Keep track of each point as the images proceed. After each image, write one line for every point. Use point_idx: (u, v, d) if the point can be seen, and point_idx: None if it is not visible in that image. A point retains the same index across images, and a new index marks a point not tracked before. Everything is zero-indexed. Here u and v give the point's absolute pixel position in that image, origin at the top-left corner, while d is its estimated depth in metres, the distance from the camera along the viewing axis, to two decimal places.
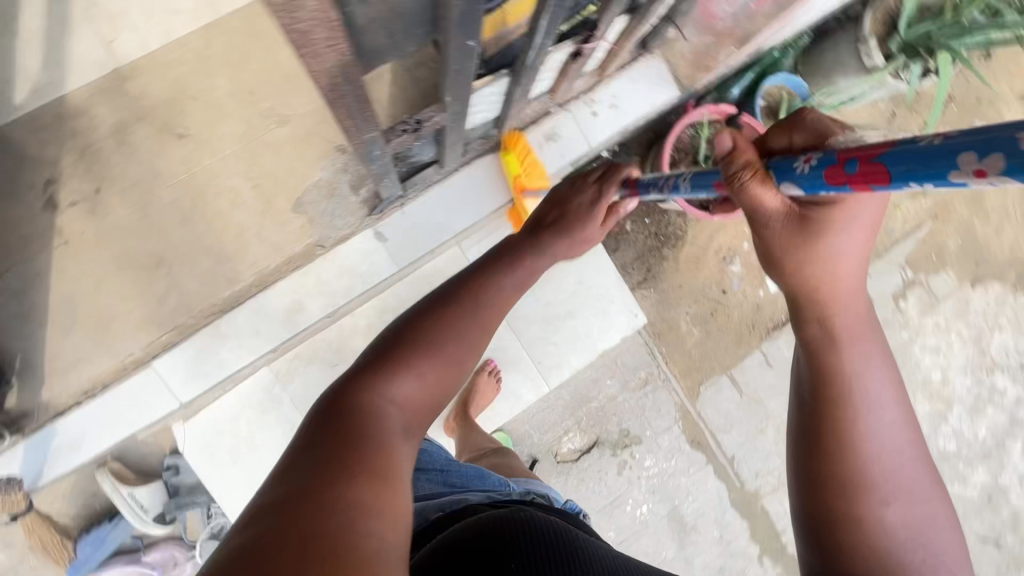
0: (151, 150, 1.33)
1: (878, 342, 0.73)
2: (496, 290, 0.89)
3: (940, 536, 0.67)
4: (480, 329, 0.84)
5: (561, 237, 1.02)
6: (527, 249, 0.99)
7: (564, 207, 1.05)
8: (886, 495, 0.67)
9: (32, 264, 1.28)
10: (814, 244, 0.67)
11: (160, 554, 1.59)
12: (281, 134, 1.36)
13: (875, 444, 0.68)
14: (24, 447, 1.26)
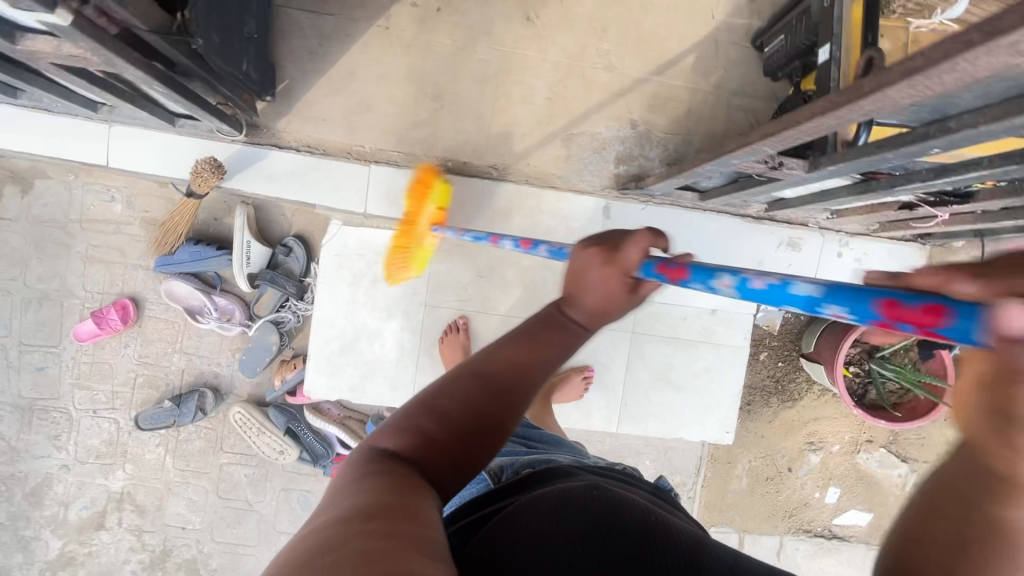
0: (500, 9, 1.38)
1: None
2: (504, 365, 0.73)
3: None
4: (503, 395, 0.71)
5: (596, 320, 0.78)
6: (540, 330, 0.77)
7: (578, 287, 0.77)
8: None
9: (347, 24, 1.34)
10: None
11: (223, 303, 1.66)
12: (601, 77, 1.41)
13: None
14: (237, 151, 1.33)
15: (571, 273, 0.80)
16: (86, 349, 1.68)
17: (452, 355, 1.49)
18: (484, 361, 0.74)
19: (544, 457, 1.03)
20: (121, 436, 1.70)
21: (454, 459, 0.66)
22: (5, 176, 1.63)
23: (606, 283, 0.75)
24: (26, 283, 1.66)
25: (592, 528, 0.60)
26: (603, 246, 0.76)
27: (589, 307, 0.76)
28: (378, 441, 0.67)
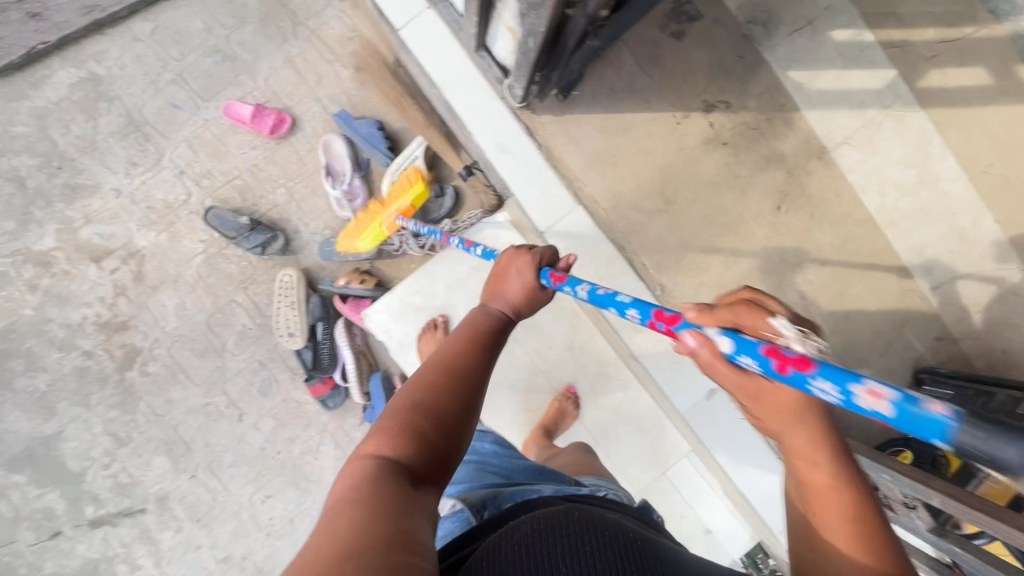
0: (765, 183, 1.45)
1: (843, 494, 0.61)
2: (475, 363, 0.74)
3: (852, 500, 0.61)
4: (467, 383, 0.71)
5: (518, 311, 0.87)
6: (476, 322, 0.82)
7: (502, 285, 0.88)
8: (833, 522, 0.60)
9: (654, 94, 1.40)
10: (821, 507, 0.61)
11: (356, 185, 1.64)
12: (790, 295, 1.47)
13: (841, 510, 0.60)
14: (496, 109, 1.36)
15: (497, 271, 0.92)
16: (222, 122, 1.66)
17: (429, 353, 1.46)
18: (462, 359, 0.74)
19: (523, 488, 0.89)
20: (181, 209, 1.66)
21: (433, 462, 0.63)
22: None
23: (527, 277, 0.87)
24: (227, 36, 1.66)
25: (601, 546, 0.57)
26: (523, 254, 0.90)
27: (511, 296, 0.87)
28: (370, 445, 0.63)
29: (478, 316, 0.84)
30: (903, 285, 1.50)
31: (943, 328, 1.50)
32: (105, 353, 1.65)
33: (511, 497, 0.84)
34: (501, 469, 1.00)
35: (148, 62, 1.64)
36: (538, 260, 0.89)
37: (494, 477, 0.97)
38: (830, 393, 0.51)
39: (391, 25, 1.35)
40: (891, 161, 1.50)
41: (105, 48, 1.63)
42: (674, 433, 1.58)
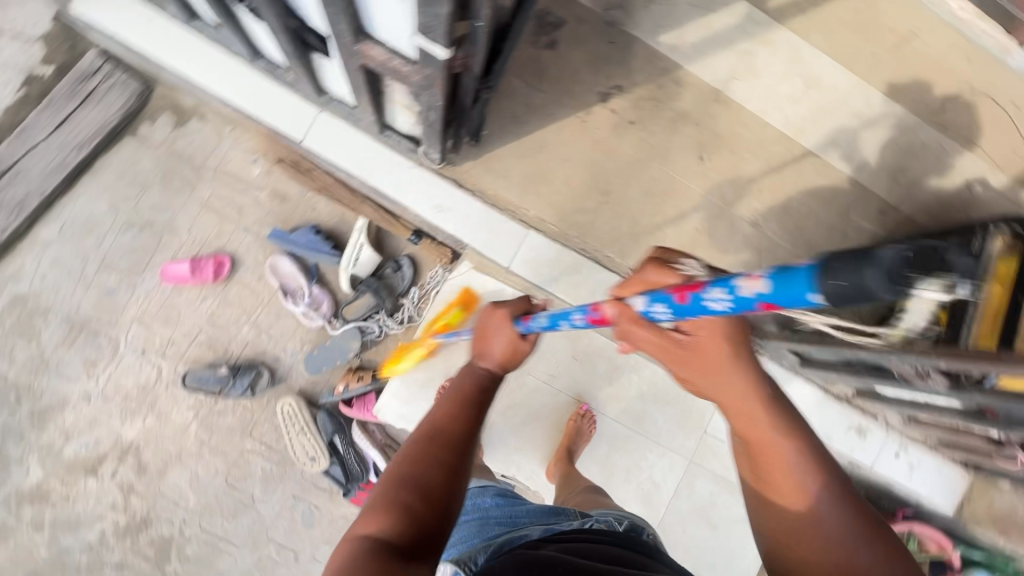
0: (681, 141, 1.55)
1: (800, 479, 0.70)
2: (457, 427, 0.81)
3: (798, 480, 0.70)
4: (448, 447, 0.78)
5: (502, 367, 0.94)
6: (457, 386, 0.89)
7: (488, 338, 0.94)
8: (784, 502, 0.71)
9: (553, 104, 1.48)
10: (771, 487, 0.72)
11: (317, 293, 1.65)
12: (745, 228, 1.56)
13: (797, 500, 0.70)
14: (419, 176, 1.40)
15: (482, 326, 0.98)
16: (164, 288, 1.64)
17: None
18: (441, 424, 0.80)
19: (511, 535, 0.84)
20: (157, 386, 1.62)
21: (422, 534, 0.69)
22: (167, 104, 1.67)
23: (507, 336, 0.93)
24: (136, 206, 1.65)
25: None
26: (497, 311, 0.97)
27: (497, 355, 0.94)
28: (361, 528, 0.69)
29: (458, 380, 0.91)
30: (833, 179, 1.62)
31: (881, 201, 1.64)
32: (138, 557, 1.59)
33: (502, 545, 0.81)
34: (504, 517, 0.96)
35: (68, 261, 1.61)
36: (514, 310, 0.96)
37: (498, 528, 0.93)
38: (722, 300, 0.61)
39: (292, 140, 1.38)
40: (777, 78, 1.62)
41: (20, 265, 1.59)
42: (700, 393, 1.63)
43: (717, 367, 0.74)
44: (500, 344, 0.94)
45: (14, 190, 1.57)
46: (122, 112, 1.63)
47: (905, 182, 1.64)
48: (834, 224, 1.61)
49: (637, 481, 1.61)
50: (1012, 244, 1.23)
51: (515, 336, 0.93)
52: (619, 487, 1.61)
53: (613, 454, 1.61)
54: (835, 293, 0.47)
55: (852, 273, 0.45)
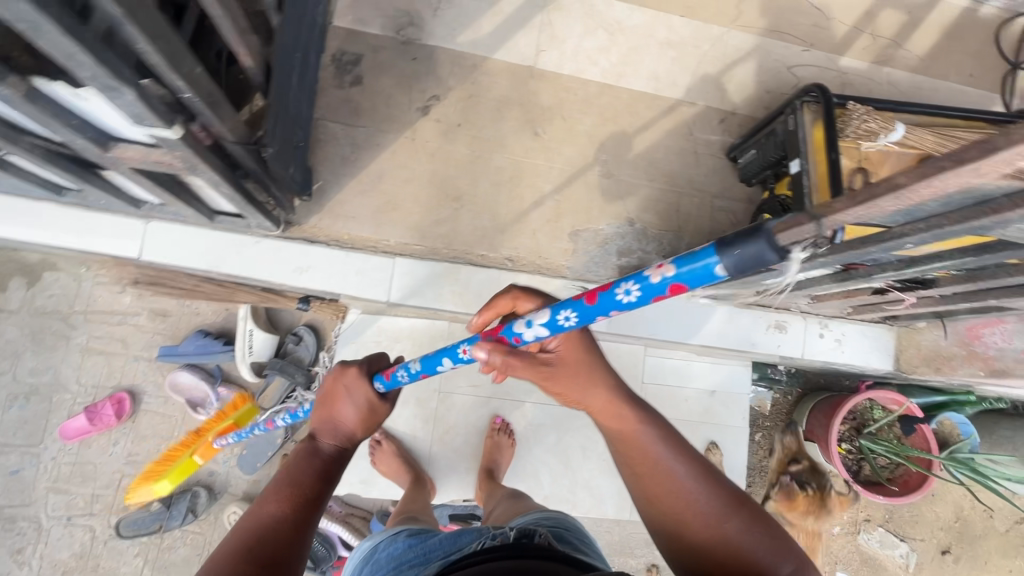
0: (512, 125, 1.59)
1: (664, 447, 0.88)
2: (279, 524, 0.78)
3: (661, 448, 0.88)
4: (292, 540, 0.77)
5: (352, 433, 0.98)
6: (302, 469, 0.88)
7: (335, 411, 0.99)
8: (660, 474, 0.86)
9: (378, 135, 1.50)
10: (645, 464, 0.88)
11: (225, 393, 1.63)
12: (602, 181, 1.60)
13: (669, 467, 0.86)
14: (268, 247, 1.39)
15: (328, 394, 1.02)
16: (70, 447, 1.58)
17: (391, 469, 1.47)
18: (278, 524, 0.78)
19: None
20: (96, 547, 1.54)
21: None
22: (14, 268, 1.62)
23: (357, 400, 1.00)
24: (15, 377, 1.59)
25: None
26: (347, 371, 1.03)
27: (348, 421, 0.99)
28: None
29: (297, 463, 0.89)
30: (666, 109, 1.69)
31: (715, 113, 1.71)
32: None
33: None
34: (415, 556, 0.91)
35: None
36: (367, 369, 1.05)
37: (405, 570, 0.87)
38: (632, 290, 0.67)
39: (131, 258, 1.36)
40: (581, 37, 1.68)
41: None
42: (622, 348, 1.64)
43: (581, 381, 0.93)
44: (347, 408, 1.00)
45: None
46: None
47: (729, 90, 1.73)
48: (682, 149, 1.67)
49: (596, 453, 1.60)
50: (819, 109, 1.29)
51: (365, 399, 1.01)
52: (581, 466, 1.60)
53: (563, 437, 1.61)
54: (736, 268, 0.58)
55: (748, 244, 0.56)
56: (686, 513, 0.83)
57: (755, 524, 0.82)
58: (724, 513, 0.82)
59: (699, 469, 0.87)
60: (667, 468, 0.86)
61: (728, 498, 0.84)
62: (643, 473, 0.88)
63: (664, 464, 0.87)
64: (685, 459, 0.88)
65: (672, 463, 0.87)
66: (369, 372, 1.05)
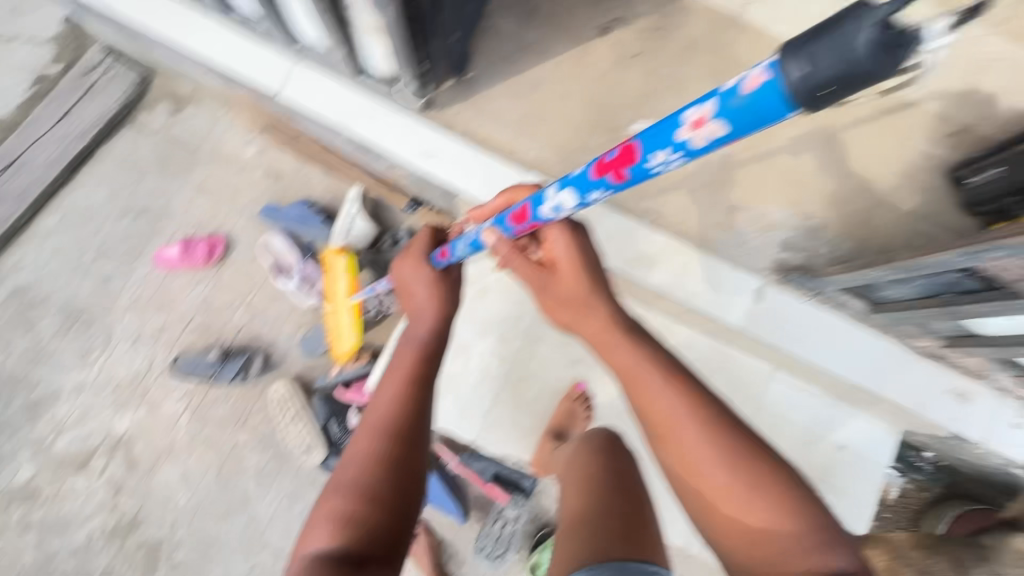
0: (698, 70, 1.37)
1: (673, 389, 0.74)
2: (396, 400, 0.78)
3: (664, 390, 0.74)
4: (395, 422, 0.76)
5: (431, 306, 0.94)
6: (399, 354, 0.88)
7: (412, 301, 0.97)
8: (661, 423, 0.74)
9: (549, 42, 1.35)
10: (643, 398, 0.75)
11: (310, 269, 1.54)
12: (784, 160, 1.33)
13: (672, 410, 0.73)
14: (404, 121, 1.28)
15: (401, 284, 1.01)
16: (158, 273, 1.58)
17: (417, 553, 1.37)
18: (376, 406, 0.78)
19: None
20: (149, 376, 1.53)
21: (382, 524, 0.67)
22: (165, 93, 1.66)
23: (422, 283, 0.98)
24: (133, 193, 1.62)
25: None
26: (410, 256, 1.01)
27: (419, 305, 0.96)
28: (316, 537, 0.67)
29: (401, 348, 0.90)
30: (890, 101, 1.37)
31: (954, 123, 1.35)
32: (125, 564, 1.46)
33: None
34: None
35: (68, 250, 1.58)
36: (426, 254, 1.02)
37: None
38: (669, 157, 0.53)
39: (266, 93, 1.28)
40: None
41: (20, 258, 1.57)
42: (745, 359, 1.39)
43: (569, 300, 0.85)
44: (418, 293, 0.97)
45: (19, 182, 1.57)
46: (121, 102, 1.62)
47: (982, 99, 1.35)
48: (896, 153, 1.35)
49: None
50: None
51: (430, 278, 0.98)
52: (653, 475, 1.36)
53: None
54: (814, 85, 0.39)
55: (821, 58, 0.38)
56: (705, 484, 0.70)
57: (806, 501, 0.67)
58: (753, 488, 0.68)
59: (721, 433, 0.71)
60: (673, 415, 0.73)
61: (762, 469, 0.69)
62: (655, 434, 0.74)
63: (673, 411, 0.73)
64: (703, 419, 0.72)
65: (685, 410, 0.73)
66: (429, 258, 1.01)
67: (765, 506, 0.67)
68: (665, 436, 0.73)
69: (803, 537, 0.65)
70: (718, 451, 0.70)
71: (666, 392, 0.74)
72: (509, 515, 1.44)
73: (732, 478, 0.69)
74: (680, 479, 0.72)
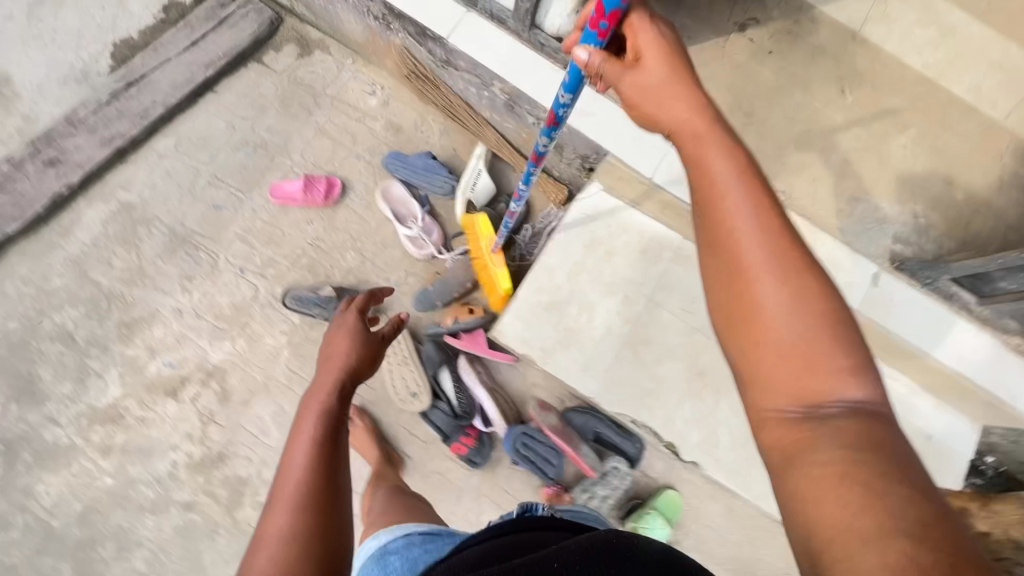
0: (820, 74, 1.49)
1: (755, 217, 0.63)
2: (311, 457, 0.77)
3: (744, 207, 0.64)
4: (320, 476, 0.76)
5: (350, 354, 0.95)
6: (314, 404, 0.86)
7: (330, 350, 0.97)
8: (735, 245, 0.63)
9: (692, 30, 1.46)
10: (721, 218, 0.65)
11: (428, 221, 1.56)
12: (895, 163, 1.46)
13: (745, 231, 0.63)
14: (566, 80, 1.33)
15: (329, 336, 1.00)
16: (271, 207, 1.57)
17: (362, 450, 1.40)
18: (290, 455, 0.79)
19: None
20: (252, 307, 1.50)
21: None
22: (293, 36, 1.69)
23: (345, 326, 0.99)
24: (253, 127, 1.62)
25: None
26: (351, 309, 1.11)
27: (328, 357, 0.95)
28: None
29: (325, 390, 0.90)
30: (980, 124, 1.53)
31: None
32: (208, 497, 1.38)
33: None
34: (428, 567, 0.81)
35: (180, 173, 1.56)
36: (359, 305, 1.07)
37: None
38: None
39: (437, 37, 1.35)
40: (914, 26, 1.58)
41: (130, 175, 1.53)
42: None
43: (657, 89, 0.74)
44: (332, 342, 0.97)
45: (140, 100, 1.55)
46: (251, 39, 1.64)
47: None
48: (987, 169, 1.50)
49: None
50: None
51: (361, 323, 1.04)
52: None
53: None
54: None
55: None
56: (756, 290, 0.61)
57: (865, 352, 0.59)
58: (810, 320, 0.59)
59: (790, 249, 0.62)
60: (745, 239, 0.63)
61: (823, 289, 0.60)
62: (722, 247, 0.64)
63: (746, 235, 0.63)
64: (776, 249, 0.62)
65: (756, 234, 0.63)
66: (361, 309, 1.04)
67: (820, 344, 0.58)
68: (739, 281, 0.62)
69: (848, 377, 0.57)
70: (782, 284, 0.60)
71: (743, 201, 0.64)
72: (598, 493, 1.45)
73: (794, 308, 0.59)
74: (726, 297, 0.63)
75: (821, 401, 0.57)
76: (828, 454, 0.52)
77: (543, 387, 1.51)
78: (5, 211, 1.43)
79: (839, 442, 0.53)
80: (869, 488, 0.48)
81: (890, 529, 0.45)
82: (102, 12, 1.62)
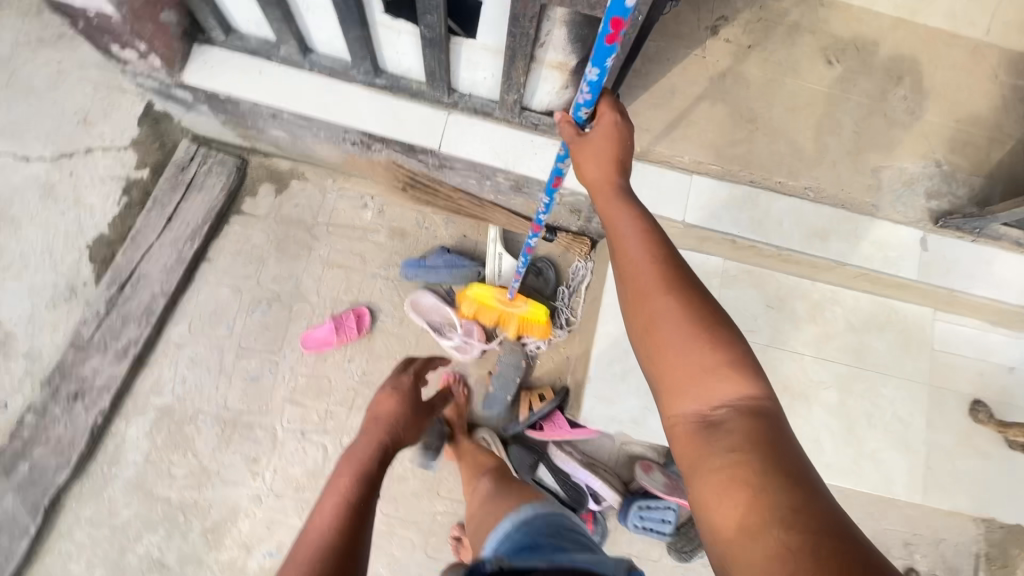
0: (802, 52, 1.46)
1: (645, 252, 0.74)
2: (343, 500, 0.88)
3: (635, 244, 0.75)
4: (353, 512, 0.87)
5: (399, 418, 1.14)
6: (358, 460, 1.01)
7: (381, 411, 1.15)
8: (634, 276, 0.74)
9: (669, 51, 1.40)
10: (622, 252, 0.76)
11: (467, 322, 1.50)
12: (902, 118, 1.44)
13: (642, 265, 0.74)
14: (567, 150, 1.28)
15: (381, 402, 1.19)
16: (308, 358, 1.51)
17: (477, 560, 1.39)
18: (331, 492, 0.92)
19: None
20: (327, 467, 1.45)
21: None
22: (262, 175, 1.60)
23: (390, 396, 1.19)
24: (258, 283, 1.55)
25: None
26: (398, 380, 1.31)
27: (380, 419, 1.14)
28: None
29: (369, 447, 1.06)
30: (966, 48, 1.52)
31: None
32: None
33: None
34: None
35: (205, 357, 1.49)
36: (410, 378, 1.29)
37: None
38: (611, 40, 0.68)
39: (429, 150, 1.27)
40: None
41: (157, 377, 1.46)
42: (910, 307, 1.46)
43: (599, 155, 0.81)
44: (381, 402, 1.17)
45: (138, 298, 1.47)
46: (225, 194, 1.55)
47: None
48: (987, 93, 1.49)
49: (883, 421, 1.41)
50: None
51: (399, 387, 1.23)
52: (863, 435, 1.40)
53: (847, 401, 1.42)
54: None
55: None
56: (657, 319, 0.71)
57: (739, 350, 0.68)
58: (693, 331, 0.69)
59: (675, 279, 0.72)
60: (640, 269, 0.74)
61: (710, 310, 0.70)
62: (626, 274, 0.75)
63: (643, 268, 0.74)
64: (659, 268, 0.73)
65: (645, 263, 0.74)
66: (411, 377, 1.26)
67: (710, 353, 0.68)
68: (642, 307, 0.72)
69: (733, 379, 0.67)
70: (670, 297, 0.71)
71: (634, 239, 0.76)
72: None
73: (681, 321, 0.70)
74: (633, 317, 0.74)
75: (716, 407, 0.66)
76: (723, 458, 0.61)
77: (634, 444, 1.49)
78: (47, 462, 1.35)
79: (730, 447, 0.62)
80: (751, 485, 0.58)
81: (770, 524, 0.55)
82: (63, 219, 1.52)
